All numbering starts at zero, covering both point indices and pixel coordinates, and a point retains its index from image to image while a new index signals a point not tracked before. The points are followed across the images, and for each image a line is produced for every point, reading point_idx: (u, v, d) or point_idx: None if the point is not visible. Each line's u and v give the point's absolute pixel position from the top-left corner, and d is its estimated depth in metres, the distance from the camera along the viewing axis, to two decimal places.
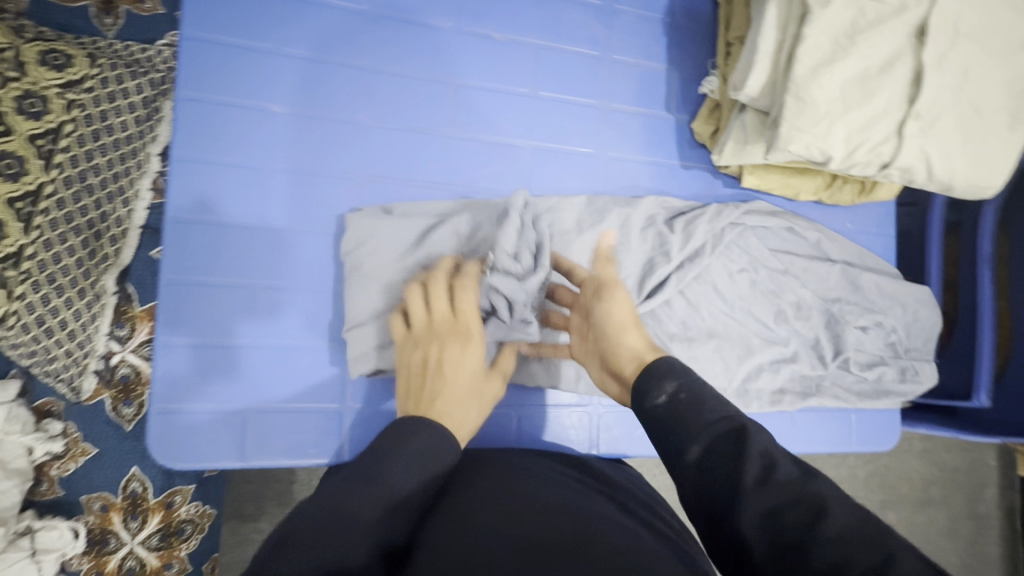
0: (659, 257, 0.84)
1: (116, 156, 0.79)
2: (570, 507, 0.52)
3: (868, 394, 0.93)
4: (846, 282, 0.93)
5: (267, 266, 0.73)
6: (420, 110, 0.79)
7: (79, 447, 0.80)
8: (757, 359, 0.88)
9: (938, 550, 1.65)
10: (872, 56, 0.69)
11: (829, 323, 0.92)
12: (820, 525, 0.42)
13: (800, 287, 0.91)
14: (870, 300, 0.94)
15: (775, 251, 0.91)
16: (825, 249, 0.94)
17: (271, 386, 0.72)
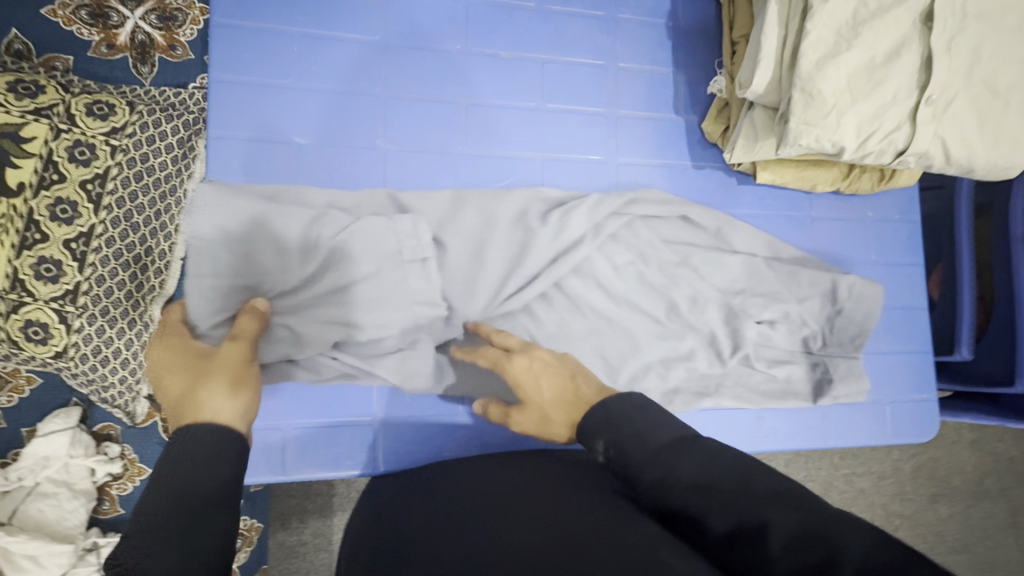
0: (523, 250, 0.82)
1: (157, 196, 0.82)
2: (587, 504, 0.58)
3: (789, 386, 0.90)
4: (748, 273, 0.91)
5: (298, 290, 0.76)
6: (434, 131, 0.83)
7: (135, 468, 0.86)
8: (645, 356, 0.85)
9: (999, 546, 1.57)
10: (879, 44, 0.69)
11: (727, 315, 0.89)
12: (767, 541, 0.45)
13: (697, 281, 0.89)
14: (797, 290, 0.93)
15: (670, 242, 0.89)
16: (728, 239, 0.91)
17: (307, 402, 0.76)
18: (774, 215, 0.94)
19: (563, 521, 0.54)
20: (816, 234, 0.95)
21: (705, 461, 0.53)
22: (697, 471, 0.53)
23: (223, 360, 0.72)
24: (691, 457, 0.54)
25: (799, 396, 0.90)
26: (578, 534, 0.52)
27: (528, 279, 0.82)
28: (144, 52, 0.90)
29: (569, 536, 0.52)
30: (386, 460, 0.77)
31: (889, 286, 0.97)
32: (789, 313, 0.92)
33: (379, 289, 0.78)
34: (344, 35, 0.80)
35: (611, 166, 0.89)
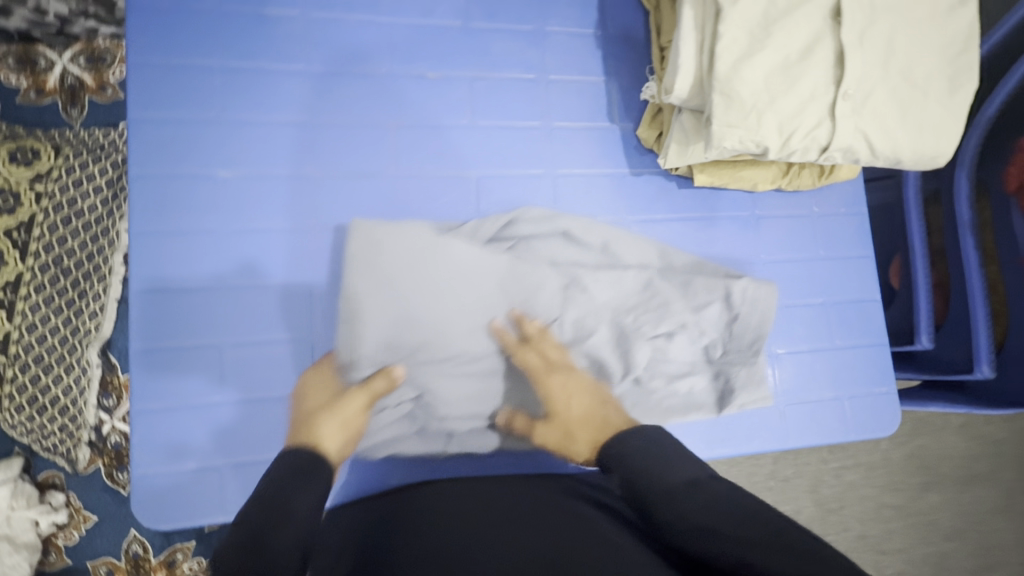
0: (470, 283, 0.82)
1: (88, 238, 0.82)
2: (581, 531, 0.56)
3: (670, 405, 0.86)
4: (642, 287, 0.88)
5: (231, 326, 0.76)
6: (364, 154, 0.82)
7: (81, 516, 0.84)
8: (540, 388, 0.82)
9: (996, 530, 1.55)
10: (791, 42, 0.69)
11: (619, 337, 0.86)
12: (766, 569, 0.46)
13: (586, 299, 0.86)
14: (693, 304, 0.90)
15: (558, 263, 0.86)
16: (616, 252, 0.88)
17: (248, 441, 0.74)
18: (718, 216, 0.93)
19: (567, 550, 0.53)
20: (763, 232, 0.95)
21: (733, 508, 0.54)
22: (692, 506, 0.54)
23: (348, 403, 0.76)
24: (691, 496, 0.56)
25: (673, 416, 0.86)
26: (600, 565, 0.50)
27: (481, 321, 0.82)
28: (73, 94, 0.90)
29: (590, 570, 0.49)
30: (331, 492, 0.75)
31: (840, 281, 0.96)
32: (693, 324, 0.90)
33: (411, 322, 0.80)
34: (266, 66, 0.80)
35: (549, 178, 0.88)
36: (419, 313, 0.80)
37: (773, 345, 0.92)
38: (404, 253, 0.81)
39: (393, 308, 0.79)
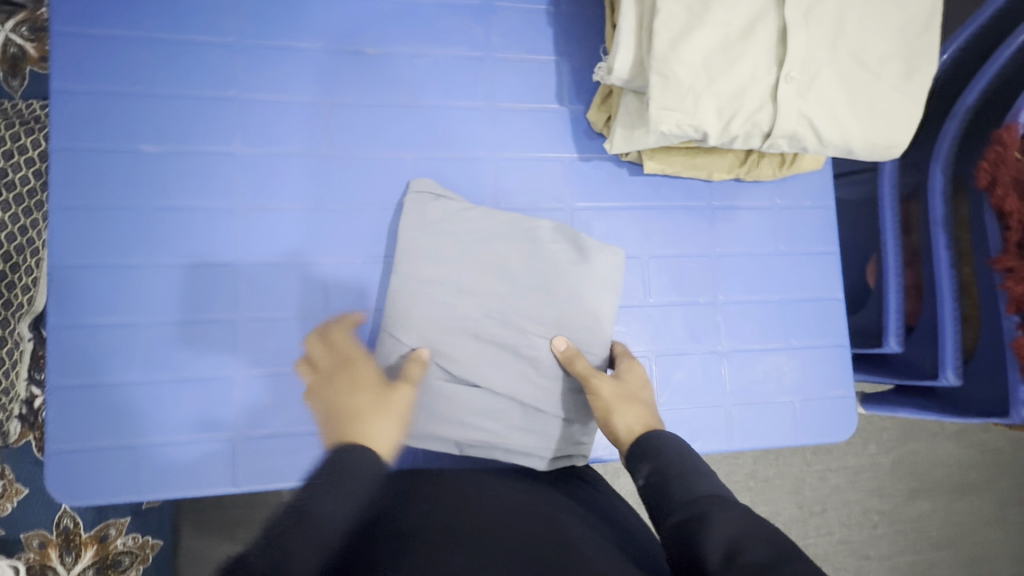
0: (324, 199, 0.79)
1: (21, 210, 0.81)
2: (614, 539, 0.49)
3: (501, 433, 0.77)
4: (486, 283, 0.80)
5: (150, 304, 0.74)
6: (295, 132, 0.79)
7: (13, 488, 0.84)
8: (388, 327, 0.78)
9: (988, 541, 1.49)
10: (732, 19, 0.64)
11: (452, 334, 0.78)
12: None
13: (417, 275, 0.79)
14: (532, 312, 0.80)
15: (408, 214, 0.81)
16: (463, 243, 0.81)
17: (165, 423, 0.73)
18: (672, 206, 0.89)
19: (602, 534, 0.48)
20: (720, 224, 0.90)
21: (744, 522, 0.49)
22: (732, 531, 0.48)
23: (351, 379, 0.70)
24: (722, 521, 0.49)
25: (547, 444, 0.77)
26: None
27: (345, 230, 0.80)
28: (15, 65, 0.89)
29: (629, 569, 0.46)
30: (247, 475, 0.74)
31: (801, 278, 0.91)
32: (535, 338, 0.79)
33: (259, 230, 0.77)
34: (193, 39, 0.77)
35: (492, 162, 0.85)
36: (273, 208, 0.78)
37: (723, 342, 0.88)
38: (275, 139, 0.79)
39: (285, 252, 0.78)
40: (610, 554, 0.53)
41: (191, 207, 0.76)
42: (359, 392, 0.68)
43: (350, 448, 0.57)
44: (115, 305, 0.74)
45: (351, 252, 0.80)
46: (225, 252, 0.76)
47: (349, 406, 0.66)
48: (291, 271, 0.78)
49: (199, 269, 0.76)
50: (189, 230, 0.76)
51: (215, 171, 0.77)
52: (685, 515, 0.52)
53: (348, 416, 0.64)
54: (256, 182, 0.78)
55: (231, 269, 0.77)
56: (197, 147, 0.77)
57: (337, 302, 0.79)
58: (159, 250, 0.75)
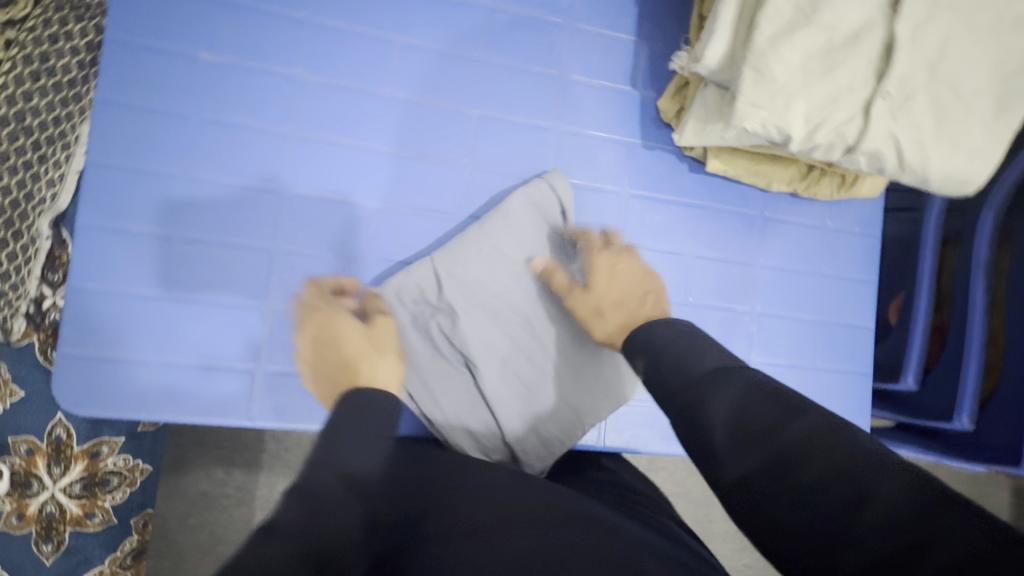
0: (381, 141, 0.77)
1: (58, 100, 0.77)
2: (790, 419, 0.48)
3: (535, 449, 0.74)
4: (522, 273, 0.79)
5: (188, 219, 0.71)
6: (362, 68, 0.76)
7: (7, 389, 0.80)
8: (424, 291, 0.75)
9: None
10: (838, 25, 0.63)
11: (484, 310, 0.77)
12: (864, 506, 0.40)
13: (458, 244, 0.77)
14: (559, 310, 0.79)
15: (469, 180, 0.80)
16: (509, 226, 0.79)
17: (184, 343, 0.70)
18: (725, 209, 0.88)
19: (795, 433, 0.46)
20: (768, 235, 0.90)
21: (754, 389, 0.52)
22: (744, 406, 0.50)
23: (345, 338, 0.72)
24: (733, 393, 0.52)
25: (546, 437, 0.75)
26: (816, 520, 0.42)
27: (400, 177, 0.77)
28: None
29: (823, 482, 0.43)
30: (260, 411, 0.71)
31: (838, 301, 0.91)
32: (574, 356, 0.79)
33: (309, 161, 0.75)
34: None
35: (555, 134, 0.82)
36: (328, 141, 0.75)
37: (750, 352, 0.87)
38: (340, 71, 0.76)
39: (333, 188, 0.75)
40: (632, 522, 0.53)
41: (242, 125, 0.73)
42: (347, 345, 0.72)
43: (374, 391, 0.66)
44: (150, 214, 0.70)
45: (401, 200, 0.77)
46: (271, 178, 0.73)
47: (357, 358, 0.71)
48: (341, 209, 0.75)
49: (241, 192, 0.73)
50: (238, 148, 0.73)
51: (273, 91, 0.74)
52: (713, 390, 0.53)
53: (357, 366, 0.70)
54: (316, 111, 0.75)
55: (276, 196, 0.73)
56: (259, 63, 0.73)
57: (381, 248, 0.76)
58: (203, 163, 0.72)
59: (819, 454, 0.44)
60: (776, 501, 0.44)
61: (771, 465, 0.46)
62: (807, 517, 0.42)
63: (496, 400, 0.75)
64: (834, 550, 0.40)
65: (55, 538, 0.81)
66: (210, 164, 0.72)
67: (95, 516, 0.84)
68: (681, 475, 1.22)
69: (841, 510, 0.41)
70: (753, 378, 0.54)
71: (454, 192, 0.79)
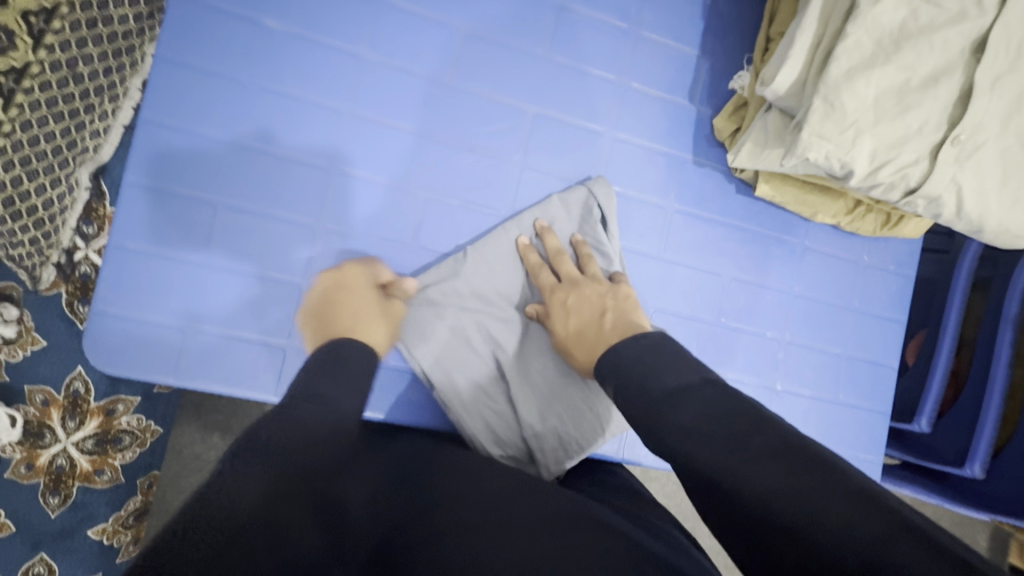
0: (435, 128, 0.76)
1: (110, 51, 0.77)
2: (753, 434, 0.45)
3: (553, 450, 0.71)
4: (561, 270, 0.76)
5: (233, 187, 0.70)
6: (426, 53, 0.75)
7: (30, 336, 0.78)
8: (460, 279, 0.73)
9: None
10: (917, 65, 0.63)
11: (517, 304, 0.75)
12: (816, 523, 0.39)
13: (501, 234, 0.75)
14: None
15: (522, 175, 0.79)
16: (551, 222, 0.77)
17: (218, 311, 0.69)
18: (764, 233, 0.88)
19: (751, 449, 0.44)
20: (804, 264, 0.89)
21: (717, 398, 0.48)
22: (710, 415, 0.47)
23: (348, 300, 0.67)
24: (699, 404, 0.48)
25: (569, 440, 0.71)
26: (765, 529, 0.40)
27: (450, 166, 0.76)
28: None
29: (770, 496, 0.41)
30: (286, 387, 0.70)
31: (864, 337, 0.91)
32: None
33: (362, 141, 0.74)
34: None
35: (607, 140, 0.82)
36: (383, 123, 0.74)
37: (773, 380, 0.87)
38: (403, 52, 0.75)
39: (382, 170, 0.74)
40: (629, 524, 0.52)
41: (300, 97, 0.71)
42: (354, 297, 0.67)
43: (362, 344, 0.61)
44: (197, 177, 0.69)
45: (450, 190, 0.76)
46: (323, 153, 0.72)
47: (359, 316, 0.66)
48: (387, 192, 0.74)
49: (290, 164, 0.71)
50: (293, 120, 0.72)
51: (334, 66, 0.72)
52: (677, 398, 0.49)
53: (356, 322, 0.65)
54: (375, 91, 0.74)
55: (324, 172, 0.72)
56: (323, 36, 0.72)
57: (424, 236, 0.76)
58: (255, 130, 0.70)
59: (767, 476, 0.42)
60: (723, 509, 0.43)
61: (722, 476, 0.43)
62: (753, 527, 0.41)
63: (514, 397, 0.72)
64: (781, 560, 0.39)
65: (62, 492, 0.80)
66: (262, 133, 0.71)
67: (104, 473, 0.84)
68: (674, 487, 1.22)
69: (790, 526, 0.39)
70: (715, 384, 0.50)
71: (502, 186, 0.78)
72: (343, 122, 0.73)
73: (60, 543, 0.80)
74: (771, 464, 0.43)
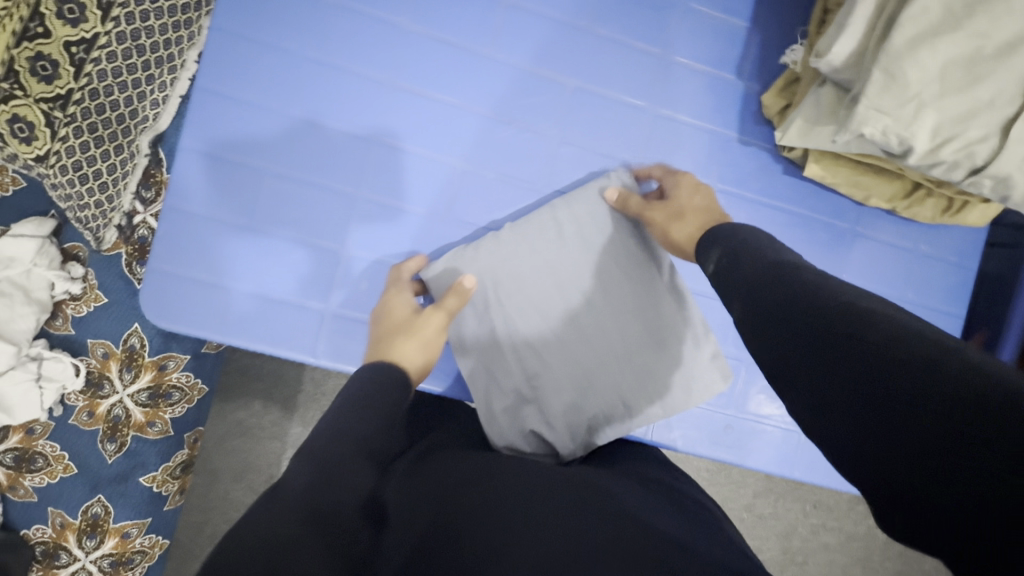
0: (475, 101, 0.76)
1: (170, 24, 0.80)
2: (827, 334, 0.41)
3: (579, 433, 0.69)
4: (608, 247, 0.74)
5: (281, 154, 0.73)
6: (469, 26, 0.76)
7: (93, 294, 0.85)
8: (500, 252, 0.73)
9: None
10: (992, 32, 0.58)
11: (561, 281, 0.73)
12: (931, 393, 0.34)
13: (548, 209, 0.74)
14: (638, 295, 0.74)
15: (563, 149, 0.78)
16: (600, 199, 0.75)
17: (264, 274, 0.72)
18: (814, 218, 0.84)
19: (832, 347, 0.40)
20: (854, 251, 0.85)
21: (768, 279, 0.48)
22: (769, 292, 0.47)
23: (397, 313, 0.67)
24: (775, 283, 0.47)
25: (600, 425, 0.70)
26: (922, 498, 0.35)
27: (491, 139, 0.77)
28: None
29: (920, 399, 0.35)
30: (322, 348, 0.73)
31: None
32: (655, 344, 0.73)
33: (402, 111, 0.75)
34: None
35: (649, 117, 0.80)
36: (424, 96, 0.75)
37: None
38: (448, 24, 0.75)
39: (422, 140, 0.75)
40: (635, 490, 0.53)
41: (345, 68, 0.73)
42: (394, 315, 0.67)
43: (383, 364, 0.59)
44: (246, 143, 0.72)
45: (490, 162, 0.77)
46: (364, 123, 0.74)
47: (431, 345, 0.65)
48: (428, 164, 0.75)
49: (332, 135, 0.73)
50: (338, 90, 0.73)
51: (379, 39, 0.74)
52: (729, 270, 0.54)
53: (428, 354, 0.65)
54: (417, 60, 0.75)
55: (368, 144, 0.74)
56: (368, 8, 0.73)
57: (463, 209, 0.76)
58: (305, 100, 0.73)
59: (904, 385, 0.35)
60: (873, 470, 0.37)
61: (827, 383, 0.40)
62: (911, 446, 0.35)
63: (551, 377, 0.71)
64: (929, 441, 0.34)
65: (118, 440, 0.86)
66: (308, 102, 0.73)
67: (155, 425, 0.88)
68: (708, 483, 1.19)
69: (966, 416, 0.33)
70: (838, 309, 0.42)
71: (543, 160, 0.78)
72: (388, 90, 0.74)
73: (116, 487, 0.86)
74: (878, 356, 0.37)
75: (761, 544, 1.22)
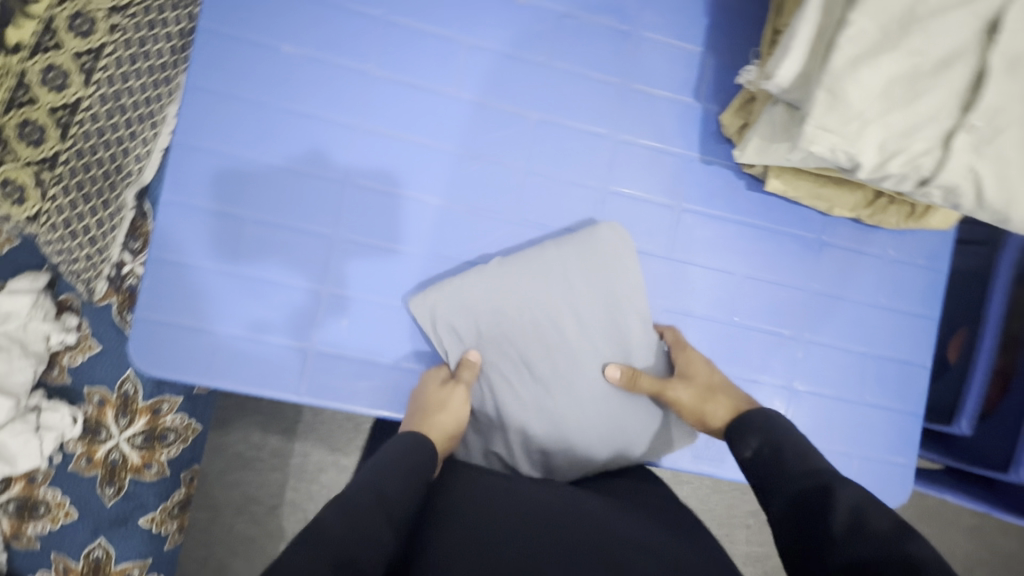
0: (442, 138, 0.79)
1: (150, 83, 0.85)
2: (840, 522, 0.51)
3: (551, 466, 0.74)
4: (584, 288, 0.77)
5: (259, 202, 0.76)
6: (433, 69, 0.79)
7: (86, 342, 0.89)
8: (477, 292, 0.75)
9: None
10: (926, 49, 0.60)
11: (539, 322, 0.76)
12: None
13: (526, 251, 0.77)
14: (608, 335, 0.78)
15: (531, 178, 0.81)
16: (575, 240, 0.78)
17: (246, 316, 0.75)
18: (780, 230, 0.86)
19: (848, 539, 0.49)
20: (823, 260, 0.86)
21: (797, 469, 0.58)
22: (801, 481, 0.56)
23: (430, 394, 0.70)
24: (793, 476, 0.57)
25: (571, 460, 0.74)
26: None
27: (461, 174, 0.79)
28: None
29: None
30: (301, 383, 0.75)
31: (894, 334, 0.87)
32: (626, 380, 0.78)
33: (373, 153, 0.78)
34: None
35: (611, 143, 0.82)
36: (392, 138, 0.78)
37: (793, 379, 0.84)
38: (411, 67, 0.78)
39: (392, 180, 0.78)
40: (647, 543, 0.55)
41: (314, 116, 0.76)
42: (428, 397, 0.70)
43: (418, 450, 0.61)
44: (225, 192, 0.75)
45: (461, 197, 0.79)
46: (336, 167, 0.77)
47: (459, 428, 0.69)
48: (400, 203, 0.78)
49: (305, 180, 0.76)
50: (309, 137, 0.76)
51: (346, 86, 0.77)
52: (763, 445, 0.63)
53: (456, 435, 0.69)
54: (384, 103, 0.78)
55: (342, 188, 0.77)
56: (334, 58, 0.77)
57: (437, 244, 0.79)
58: (279, 148, 0.76)
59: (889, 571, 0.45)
60: None
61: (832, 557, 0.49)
62: None
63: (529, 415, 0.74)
64: None
65: (116, 484, 0.88)
66: (281, 151, 0.76)
67: (152, 467, 0.90)
68: (707, 492, 1.19)
69: None
70: (855, 532, 0.49)
71: (513, 191, 0.80)
72: (358, 134, 0.77)
73: (116, 530, 0.88)
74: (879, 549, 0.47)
75: (765, 551, 1.22)
